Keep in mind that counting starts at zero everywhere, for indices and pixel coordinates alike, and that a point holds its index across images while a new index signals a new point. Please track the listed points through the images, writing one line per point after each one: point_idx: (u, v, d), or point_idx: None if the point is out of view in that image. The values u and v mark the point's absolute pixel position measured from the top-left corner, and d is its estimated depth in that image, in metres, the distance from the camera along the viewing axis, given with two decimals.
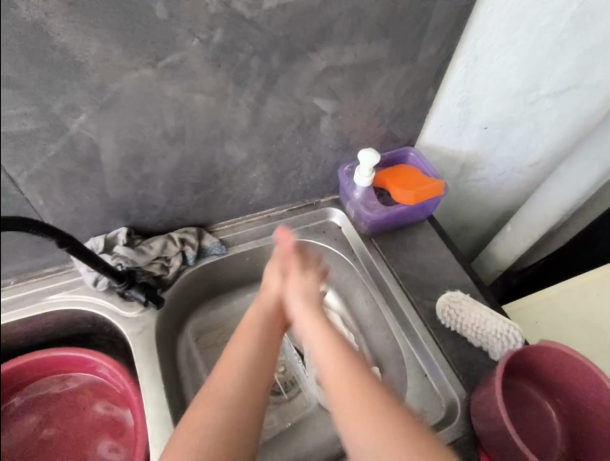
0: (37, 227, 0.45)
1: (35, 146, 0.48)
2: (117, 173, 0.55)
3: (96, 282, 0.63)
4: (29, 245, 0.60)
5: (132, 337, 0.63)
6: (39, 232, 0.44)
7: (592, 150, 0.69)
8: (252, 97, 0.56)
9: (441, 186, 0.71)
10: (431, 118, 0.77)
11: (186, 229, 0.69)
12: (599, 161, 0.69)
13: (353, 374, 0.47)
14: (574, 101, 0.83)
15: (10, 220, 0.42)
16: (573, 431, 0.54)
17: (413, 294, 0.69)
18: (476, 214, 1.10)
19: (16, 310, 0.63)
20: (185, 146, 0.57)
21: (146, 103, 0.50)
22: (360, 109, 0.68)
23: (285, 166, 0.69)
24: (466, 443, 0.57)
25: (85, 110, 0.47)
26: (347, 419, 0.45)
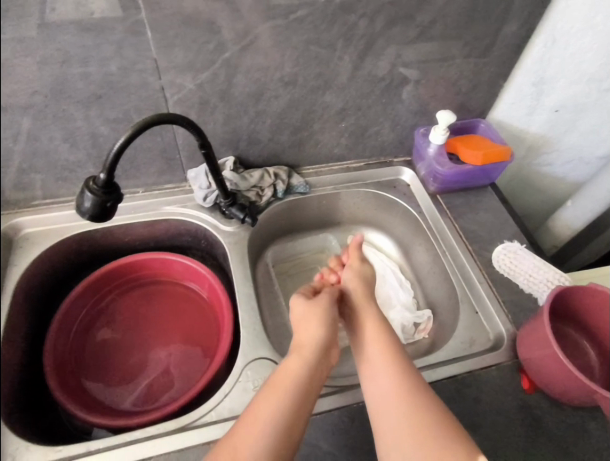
0: (192, 127, 0.58)
1: (188, 74, 0.62)
2: (239, 106, 0.68)
3: (205, 198, 0.77)
4: (160, 162, 0.74)
5: (229, 246, 0.76)
6: (194, 131, 0.57)
7: None
8: (355, 54, 0.67)
9: (508, 152, 0.79)
10: (504, 94, 0.84)
11: (279, 167, 0.81)
12: None
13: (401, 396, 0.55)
14: None
15: (179, 118, 0.56)
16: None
17: (472, 244, 0.78)
18: (535, 204, 1.10)
19: (141, 214, 0.77)
20: (295, 90, 0.69)
21: (274, 49, 0.62)
22: (443, 77, 0.76)
23: (369, 122, 0.79)
24: (509, 367, 0.64)
25: (230, 49, 0.61)
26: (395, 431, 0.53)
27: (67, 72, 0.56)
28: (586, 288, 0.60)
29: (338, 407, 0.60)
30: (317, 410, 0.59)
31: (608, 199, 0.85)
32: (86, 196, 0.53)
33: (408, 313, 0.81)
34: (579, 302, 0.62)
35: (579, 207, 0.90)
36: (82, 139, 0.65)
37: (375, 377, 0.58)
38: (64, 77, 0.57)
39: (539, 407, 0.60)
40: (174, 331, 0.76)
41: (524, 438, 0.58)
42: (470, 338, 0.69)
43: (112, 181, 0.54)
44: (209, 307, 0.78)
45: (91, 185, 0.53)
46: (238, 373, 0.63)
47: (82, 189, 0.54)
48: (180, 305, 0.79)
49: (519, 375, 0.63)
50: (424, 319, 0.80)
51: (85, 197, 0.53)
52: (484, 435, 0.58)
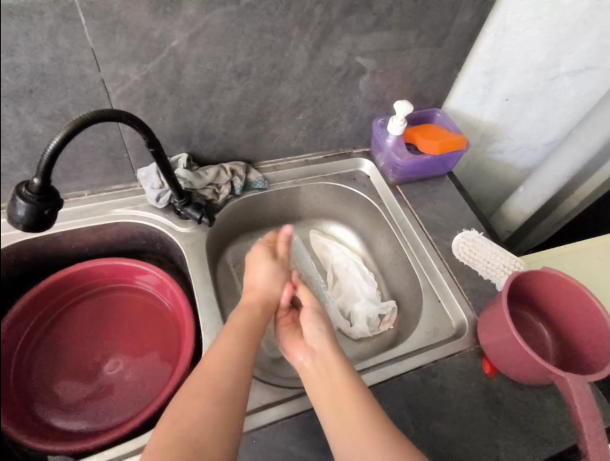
0: (139, 126, 0.54)
1: (131, 65, 0.57)
2: (190, 99, 0.64)
3: (158, 198, 0.72)
4: (105, 162, 0.69)
5: (186, 248, 0.73)
6: (141, 129, 0.53)
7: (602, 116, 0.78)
8: (310, 43, 0.65)
9: (464, 142, 0.80)
10: (458, 84, 0.85)
11: (236, 162, 0.78)
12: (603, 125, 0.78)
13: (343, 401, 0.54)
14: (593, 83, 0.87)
15: (123, 114, 0.51)
16: (563, 348, 0.65)
17: (432, 234, 0.79)
18: (491, 189, 1.14)
19: (87, 218, 0.72)
20: (249, 81, 0.65)
21: (225, 37, 0.59)
22: (400, 67, 0.76)
23: (327, 114, 0.78)
24: (472, 353, 0.66)
25: (177, 37, 0.56)
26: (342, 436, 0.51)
27: None
28: (548, 274, 0.61)
29: (307, 408, 0.59)
30: (286, 414, 0.58)
31: (555, 185, 0.90)
32: (19, 204, 0.47)
33: (372, 305, 0.82)
34: (536, 287, 0.64)
35: (530, 193, 0.94)
36: (13, 138, 0.58)
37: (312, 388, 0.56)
38: None
39: (500, 390, 0.63)
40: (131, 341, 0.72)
41: (489, 421, 0.60)
42: (433, 327, 0.70)
43: (49, 187, 0.48)
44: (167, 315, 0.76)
45: (24, 191, 0.47)
46: None
47: (13, 196, 0.48)
48: (135, 314, 0.75)
49: (481, 360, 0.65)
50: (389, 310, 0.81)
51: (17, 205, 0.47)
52: (451, 422, 0.59)
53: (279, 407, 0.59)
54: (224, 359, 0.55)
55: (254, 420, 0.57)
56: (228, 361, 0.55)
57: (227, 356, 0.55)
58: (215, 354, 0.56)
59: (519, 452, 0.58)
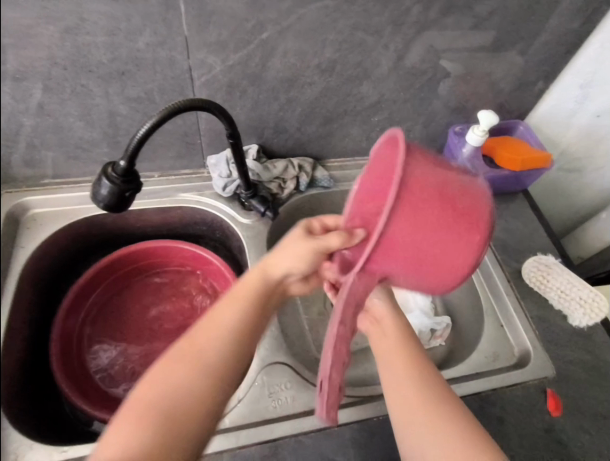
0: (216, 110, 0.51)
1: (219, 54, 0.56)
2: (270, 92, 0.63)
3: (225, 188, 0.73)
4: (179, 145, 0.70)
5: (247, 240, 0.73)
6: (217, 113, 0.51)
7: None
8: (401, 43, 0.62)
9: (549, 161, 0.75)
10: (548, 95, 0.78)
11: (304, 158, 0.76)
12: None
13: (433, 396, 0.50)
14: None
15: (198, 100, 0.49)
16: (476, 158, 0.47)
17: (500, 253, 0.75)
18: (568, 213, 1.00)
19: (156, 200, 0.73)
20: (331, 78, 0.64)
21: (317, 31, 0.57)
22: (489, 73, 0.71)
23: (403, 117, 0.74)
24: (534, 387, 0.62)
25: (269, 29, 0.55)
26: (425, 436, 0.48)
27: (87, 42, 0.51)
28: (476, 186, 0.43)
29: (358, 420, 0.56)
30: (335, 421, 0.55)
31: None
32: (104, 184, 0.49)
33: (426, 318, 0.75)
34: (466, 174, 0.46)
35: None
36: (99, 116, 0.60)
37: (392, 381, 0.52)
38: (84, 48, 0.52)
39: (564, 432, 0.58)
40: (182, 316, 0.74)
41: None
42: (494, 352, 0.66)
43: (133, 170, 0.50)
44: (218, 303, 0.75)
45: (110, 172, 0.49)
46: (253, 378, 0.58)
47: (99, 175, 0.49)
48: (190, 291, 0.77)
49: (545, 395, 0.61)
50: (443, 326, 0.74)
51: (102, 184, 0.49)
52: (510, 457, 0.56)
53: None
54: (235, 325, 0.48)
55: (304, 422, 0.55)
56: (199, 354, 0.46)
57: (228, 314, 0.48)
58: (141, 389, 0.44)
59: None
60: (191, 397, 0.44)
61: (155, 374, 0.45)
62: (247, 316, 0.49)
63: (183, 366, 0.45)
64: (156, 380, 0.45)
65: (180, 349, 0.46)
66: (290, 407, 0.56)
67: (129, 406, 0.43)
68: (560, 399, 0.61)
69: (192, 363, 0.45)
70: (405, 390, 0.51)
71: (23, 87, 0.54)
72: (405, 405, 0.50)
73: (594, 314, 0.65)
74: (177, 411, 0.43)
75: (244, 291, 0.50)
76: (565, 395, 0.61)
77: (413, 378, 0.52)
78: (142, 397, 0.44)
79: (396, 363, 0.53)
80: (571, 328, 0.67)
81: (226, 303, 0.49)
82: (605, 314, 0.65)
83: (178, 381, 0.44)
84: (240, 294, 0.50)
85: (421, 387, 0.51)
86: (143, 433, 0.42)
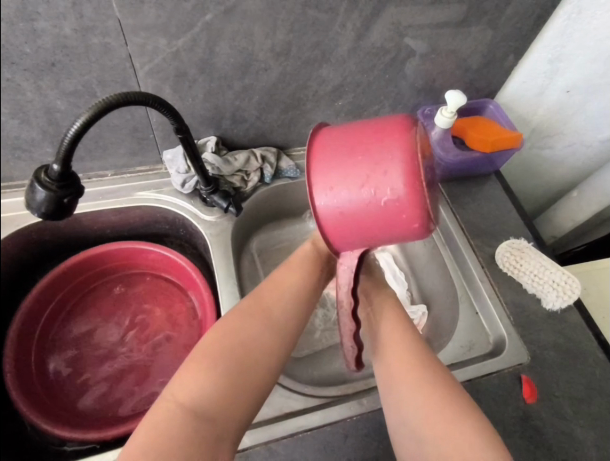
0: (156, 102, 0.47)
1: (160, 39, 0.52)
2: (222, 79, 0.59)
3: (184, 184, 0.68)
4: (130, 141, 0.65)
5: (211, 238, 0.69)
6: (156, 106, 0.46)
7: None
8: (359, 21, 0.58)
9: (519, 139, 0.72)
10: (516, 73, 0.76)
11: (267, 148, 0.72)
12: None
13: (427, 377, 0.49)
14: None
15: (134, 92, 0.44)
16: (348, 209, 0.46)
17: (474, 238, 0.73)
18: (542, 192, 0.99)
19: (110, 200, 0.68)
20: (287, 62, 0.59)
21: (266, 11, 0.52)
22: (455, 51, 0.68)
23: (368, 101, 0.71)
24: (509, 374, 0.61)
25: (212, 9, 0.50)
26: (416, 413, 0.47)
27: (7, 31, 0.46)
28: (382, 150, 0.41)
29: (331, 422, 0.53)
30: (309, 425, 0.52)
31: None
32: (37, 190, 0.44)
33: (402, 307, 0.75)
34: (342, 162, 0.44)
35: (586, 198, 0.87)
36: (35, 114, 0.55)
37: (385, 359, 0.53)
38: (4, 37, 0.46)
39: (540, 417, 0.58)
40: (147, 321, 0.70)
41: (523, 449, 0.55)
42: (469, 341, 0.66)
43: (70, 172, 0.45)
44: (183, 304, 0.72)
45: (43, 177, 0.44)
46: None
47: (31, 181, 0.45)
48: (152, 295, 0.72)
49: (520, 383, 0.60)
50: (419, 315, 0.74)
51: (35, 190, 0.44)
52: None
53: (302, 418, 0.53)
54: (269, 318, 0.49)
55: (276, 428, 0.52)
56: (241, 330, 0.48)
57: (279, 303, 0.50)
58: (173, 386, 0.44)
59: None
60: (224, 392, 0.44)
61: (185, 376, 0.45)
62: (293, 293, 0.52)
63: (220, 356, 0.45)
64: (185, 378, 0.44)
65: (214, 347, 0.46)
66: (260, 413, 0.53)
67: (159, 403, 0.43)
68: (535, 384, 0.60)
69: (223, 355, 0.46)
70: (400, 373, 0.50)
71: None
72: (399, 384, 0.50)
73: (568, 296, 0.64)
74: (251, 370, 0.46)
75: (273, 292, 0.51)
76: (540, 380, 0.60)
77: (405, 360, 0.51)
78: (172, 402, 0.43)
79: (393, 344, 0.53)
80: (546, 311, 0.66)
81: (270, 296, 0.51)
82: (577, 295, 0.64)
83: (248, 333, 0.47)
84: (282, 289, 0.52)
85: (412, 370, 0.50)
86: (194, 387, 0.44)
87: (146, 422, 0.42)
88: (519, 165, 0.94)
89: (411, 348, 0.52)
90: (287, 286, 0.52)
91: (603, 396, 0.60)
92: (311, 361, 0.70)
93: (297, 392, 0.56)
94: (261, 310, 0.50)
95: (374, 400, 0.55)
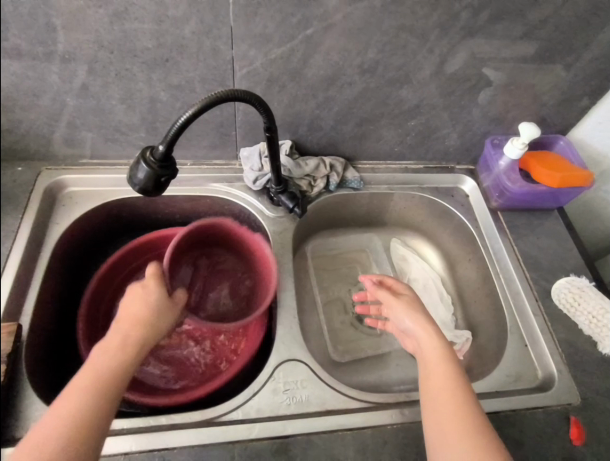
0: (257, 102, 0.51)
1: (262, 47, 0.57)
2: (309, 89, 0.63)
3: (255, 181, 0.73)
4: (214, 135, 0.70)
5: (273, 235, 0.72)
6: (257, 105, 0.50)
7: None
8: (446, 48, 0.60)
9: (590, 179, 0.71)
10: (593, 113, 0.76)
11: (336, 158, 0.76)
12: None
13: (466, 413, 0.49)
14: None
15: (239, 90, 0.49)
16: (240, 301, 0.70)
17: (531, 272, 0.72)
18: None
19: (187, 187, 0.74)
20: (371, 79, 0.63)
21: (362, 30, 0.56)
22: (535, 85, 0.69)
23: (440, 123, 0.73)
24: (557, 413, 0.59)
25: (314, 24, 0.55)
26: (446, 440, 0.48)
27: (137, 27, 0.52)
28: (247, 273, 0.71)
29: (372, 426, 0.54)
30: (350, 425, 0.54)
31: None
32: (141, 167, 0.49)
33: (445, 330, 0.76)
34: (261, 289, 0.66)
35: None
36: (140, 101, 0.61)
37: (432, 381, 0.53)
38: (134, 33, 0.53)
39: None
40: None
41: None
42: (516, 372, 0.64)
43: (170, 156, 0.50)
44: None
45: (148, 156, 0.49)
46: (269, 372, 0.58)
47: (137, 159, 0.50)
48: None
49: (568, 423, 0.58)
50: (463, 340, 0.74)
51: (140, 168, 0.49)
52: None
53: (344, 417, 0.55)
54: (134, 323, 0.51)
55: (319, 422, 0.54)
56: (114, 360, 0.48)
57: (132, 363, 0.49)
58: (63, 399, 0.44)
59: None
60: (77, 417, 0.43)
61: (64, 401, 0.44)
62: (152, 335, 0.52)
63: (95, 363, 0.47)
64: (75, 389, 0.45)
65: (101, 360, 0.47)
66: (304, 406, 0.56)
67: (65, 398, 0.44)
68: (584, 428, 0.58)
69: (98, 377, 0.46)
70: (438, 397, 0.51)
71: (72, 66, 0.55)
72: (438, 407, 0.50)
73: None
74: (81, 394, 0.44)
75: (134, 314, 0.52)
76: (589, 425, 0.59)
77: (445, 391, 0.51)
78: (50, 435, 0.42)
79: (438, 375, 0.53)
80: (601, 356, 0.64)
81: (133, 306, 0.53)
82: None
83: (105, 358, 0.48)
84: (132, 310, 0.52)
85: (450, 399, 0.50)
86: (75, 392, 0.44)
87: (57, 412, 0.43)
88: (582, 205, 0.92)
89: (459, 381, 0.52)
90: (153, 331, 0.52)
91: None
92: (351, 368, 0.72)
93: (340, 392, 0.57)
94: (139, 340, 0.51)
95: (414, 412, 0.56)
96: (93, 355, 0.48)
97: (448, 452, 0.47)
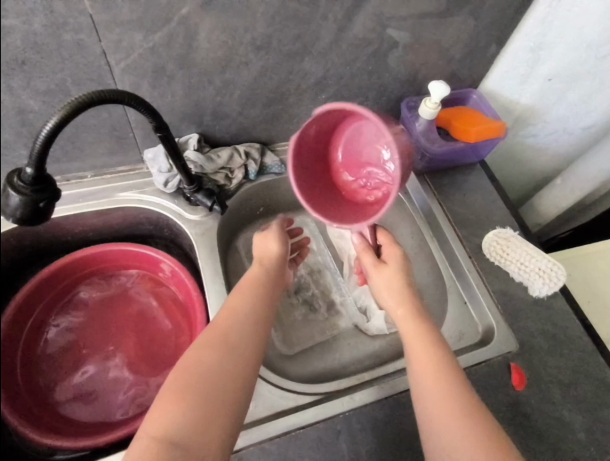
0: (132, 100, 0.46)
1: (135, 35, 0.50)
2: (202, 75, 0.57)
3: (166, 183, 0.67)
4: (109, 141, 0.63)
5: (197, 237, 0.68)
6: (133, 104, 0.45)
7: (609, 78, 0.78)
8: (340, 13, 0.57)
9: (501, 129, 0.71)
10: (498, 62, 0.76)
11: (250, 144, 0.72)
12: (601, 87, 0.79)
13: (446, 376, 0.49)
14: None
15: (109, 91, 0.43)
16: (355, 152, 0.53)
17: (461, 229, 0.73)
18: (520, 176, 1.02)
19: (91, 201, 0.66)
20: (268, 56, 0.58)
21: (244, 3, 0.51)
22: (437, 41, 0.67)
23: (352, 93, 0.70)
24: (499, 362, 0.61)
25: (189, 2, 0.49)
26: (435, 398, 0.48)
27: None
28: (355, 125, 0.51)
29: (324, 419, 0.53)
30: (302, 423, 0.52)
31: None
32: (11, 194, 0.41)
33: None
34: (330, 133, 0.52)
35: (569, 186, 0.88)
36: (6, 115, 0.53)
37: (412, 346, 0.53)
38: None
39: (529, 404, 0.58)
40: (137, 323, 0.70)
41: (515, 435, 0.56)
42: (458, 332, 0.67)
43: (45, 175, 0.42)
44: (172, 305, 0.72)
45: (16, 182, 0.41)
46: None
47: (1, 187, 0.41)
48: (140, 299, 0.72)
49: (510, 370, 0.61)
50: None
51: (9, 195, 0.41)
52: None
53: (295, 416, 0.53)
54: (225, 340, 0.50)
55: (269, 428, 0.52)
56: (206, 352, 0.48)
57: (212, 356, 0.48)
58: (156, 404, 0.45)
59: None
60: (181, 423, 0.43)
61: (157, 409, 0.45)
62: (234, 323, 0.51)
63: (183, 377, 0.46)
64: (164, 395, 0.45)
65: (186, 371, 0.47)
66: (253, 413, 0.53)
67: (163, 393, 0.46)
68: (524, 371, 0.61)
69: (183, 387, 0.45)
70: (419, 358, 0.51)
71: None
72: (427, 373, 0.50)
73: (553, 282, 0.65)
74: (188, 402, 0.45)
75: (226, 316, 0.52)
76: (529, 368, 0.61)
77: (424, 356, 0.51)
78: (145, 436, 0.43)
79: (418, 343, 0.53)
80: (532, 299, 0.67)
81: (229, 319, 0.52)
82: (564, 280, 0.65)
83: (205, 359, 0.48)
84: (241, 306, 0.53)
85: (425, 347, 0.52)
86: (163, 414, 0.44)
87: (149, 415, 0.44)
88: (500, 152, 0.95)
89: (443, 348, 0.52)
90: (229, 315, 0.52)
91: (590, 379, 0.61)
92: (301, 358, 0.70)
93: (288, 390, 0.56)
94: (228, 348, 0.49)
95: (365, 395, 0.55)
96: (175, 372, 0.47)
97: (431, 393, 0.48)
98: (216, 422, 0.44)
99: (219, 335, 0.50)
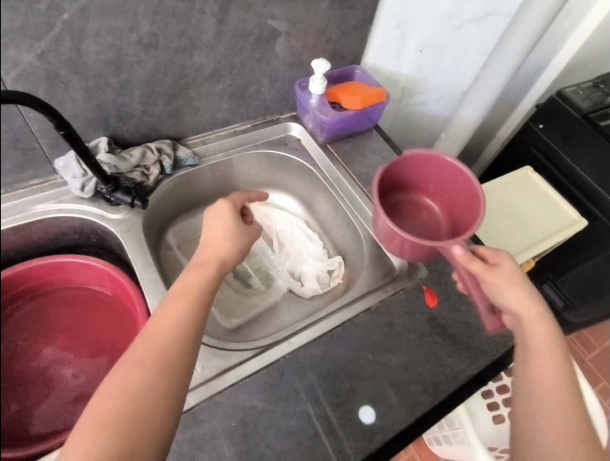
0: (27, 100, 0.49)
1: (21, 45, 0.53)
2: (97, 77, 0.61)
3: (83, 187, 0.69)
4: (16, 155, 0.64)
5: (123, 235, 0.71)
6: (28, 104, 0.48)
7: (466, 44, 0.94)
8: (216, 7, 0.63)
9: (382, 94, 0.82)
10: (372, 39, 0.85)
11: (161, 141, 0.76)
12: (462, 51, 0.95)
13: (567, 393, 0.50)
14: (490, 30, 0.93)
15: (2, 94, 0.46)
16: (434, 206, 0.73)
17: (367, 186, 0.82)
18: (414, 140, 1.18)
19: (8, 218, 0.67)
20: (158, 53, 0.63)
21: (123, 5, 0.56)
22: (311, 25, 0.75)
23: (246, 80, 0.76)
24: (413, 288, 0.71)
25: (68, 8, 0.53)
26: (546, 416, 0.49)
27: None
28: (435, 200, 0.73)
29: (266, 365, 0.60)
30: (246, 374, 0.60)
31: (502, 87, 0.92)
32: None
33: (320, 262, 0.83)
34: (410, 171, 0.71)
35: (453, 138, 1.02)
36: None
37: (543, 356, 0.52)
38: None
39: (442, 316, 0.68)
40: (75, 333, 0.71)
41: (434, 343, 0.65)
42: None
43: None
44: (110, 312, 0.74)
45: None
46: None
47: None
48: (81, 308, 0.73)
49: (423, 292, 0.70)
50: (337, 265, 0.82)
51: None
52: (403, 354, 0.64)
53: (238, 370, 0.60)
54: (161, 352, 0.46)
55: (216, 384, 0.58)
56: (143, 364, 0.45)
57: (148, 371, 0.45)
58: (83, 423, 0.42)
59: (462, 366, 0.64)
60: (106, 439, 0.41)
61: (84, 431, 0.42)
62: (175, 330, 0.48)
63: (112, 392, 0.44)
64: (94, 411, 0.43)
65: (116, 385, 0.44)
66: (201, 376, 0.59)
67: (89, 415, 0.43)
68: (434, 291, 0.70)
69: (113, 405, 0.43)
70: (544, 369, 0.51)
71: None
72: (555, 386, 0.50)
73: None
74: (119, 418, 0.42)
75: (167, 325, 0.48)
76: (439, 288, 0.71)
77: (551, 360, 0.52)
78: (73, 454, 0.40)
79: (547, 351, 0.53)
80: None
81: (165, 328, 0.48)
82: None
83: (135, 373, 0.45)
84: (180, 313, 0.49)
85: (555, 360, 0.52)
86: (88, 437, 0.41)
87: (71, 445, 0.41)
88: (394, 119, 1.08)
89: (561, 361, 0.52)
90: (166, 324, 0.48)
91: None
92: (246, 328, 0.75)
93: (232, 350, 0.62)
94: (163, 361, 0.46)
95: (300, 338, 0.63)
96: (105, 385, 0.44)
97: (539, 412, 0.49)
98: (151, 435, 0.43)
99: (156, 346, 0.47)
